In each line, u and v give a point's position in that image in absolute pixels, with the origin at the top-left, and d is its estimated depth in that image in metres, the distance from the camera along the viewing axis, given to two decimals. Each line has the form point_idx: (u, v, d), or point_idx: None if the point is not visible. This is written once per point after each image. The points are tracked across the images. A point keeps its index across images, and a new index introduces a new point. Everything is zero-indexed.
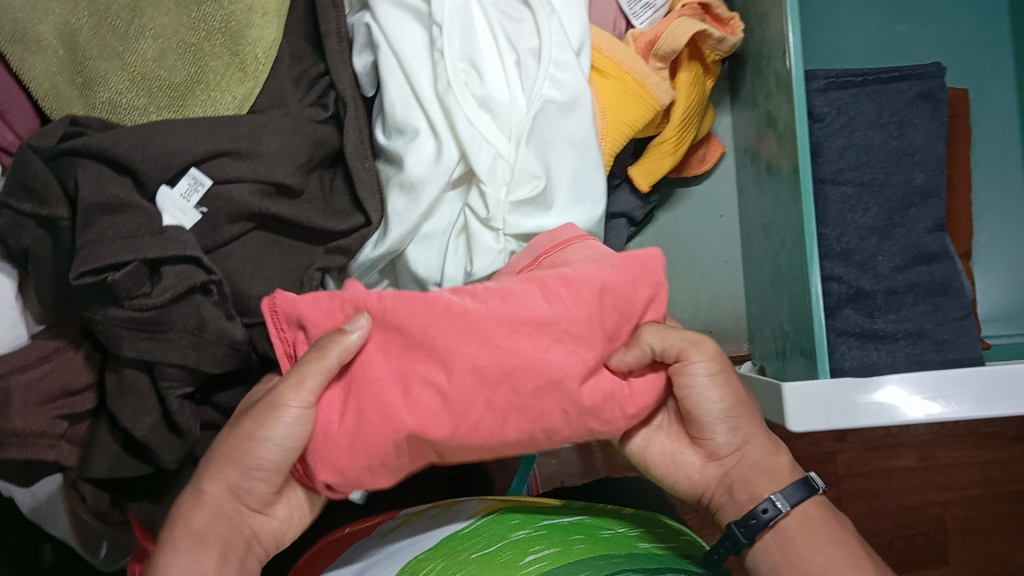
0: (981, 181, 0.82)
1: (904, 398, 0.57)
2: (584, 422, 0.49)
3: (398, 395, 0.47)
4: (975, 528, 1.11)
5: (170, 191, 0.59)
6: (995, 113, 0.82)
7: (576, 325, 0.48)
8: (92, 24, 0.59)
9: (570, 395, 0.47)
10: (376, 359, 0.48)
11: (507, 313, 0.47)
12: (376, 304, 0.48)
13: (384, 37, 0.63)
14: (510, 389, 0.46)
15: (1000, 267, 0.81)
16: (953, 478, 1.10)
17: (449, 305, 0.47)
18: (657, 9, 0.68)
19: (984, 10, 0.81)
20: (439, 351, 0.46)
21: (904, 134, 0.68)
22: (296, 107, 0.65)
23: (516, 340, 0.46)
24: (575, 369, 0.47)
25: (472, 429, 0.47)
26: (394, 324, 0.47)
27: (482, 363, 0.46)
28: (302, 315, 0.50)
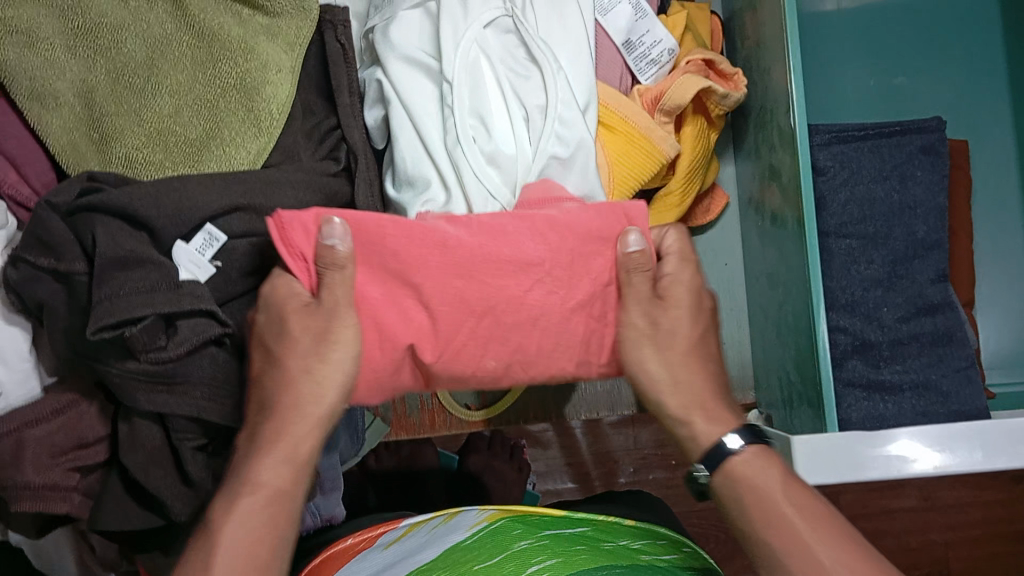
0: (983, 230, 0.83)
1: (916, 450, 0.58)
2: (558, 361, 0.54)
3: (391, 312, 0.52)
4: (978, 570, 1.10)
5: (185, 246, 0.59)
6: (996, 161, 0.83)
7: (558, 267, 0.52)
8: (109, 81, 0.61)
9: (551, 332, 0.53)
10: (372, 280, 0.52)
11: (496, 252, 0.52)
12: (376, 227, 0.51)
13: (396, 94, 0.65)
14: (493, 320, 0.52)
15: (1003, 315, 0.82)
16: (955, 518, 1.10)
17: (442, 239, 0.52)
18: (662, 65, 0.70)
19: (982, 64, 0.83)
20: (427, 282, 0.52)
21: (906, 188, 0.69)
22: (309, 161, 0.67)
23: (501, 278, 0.52)
24: (552, 309, 0.53)
25: (457, 350, 0.53)
26: (393, 252, 0.51)
27: (467, 296, 0.52)
28: (307, 230, 0.51)
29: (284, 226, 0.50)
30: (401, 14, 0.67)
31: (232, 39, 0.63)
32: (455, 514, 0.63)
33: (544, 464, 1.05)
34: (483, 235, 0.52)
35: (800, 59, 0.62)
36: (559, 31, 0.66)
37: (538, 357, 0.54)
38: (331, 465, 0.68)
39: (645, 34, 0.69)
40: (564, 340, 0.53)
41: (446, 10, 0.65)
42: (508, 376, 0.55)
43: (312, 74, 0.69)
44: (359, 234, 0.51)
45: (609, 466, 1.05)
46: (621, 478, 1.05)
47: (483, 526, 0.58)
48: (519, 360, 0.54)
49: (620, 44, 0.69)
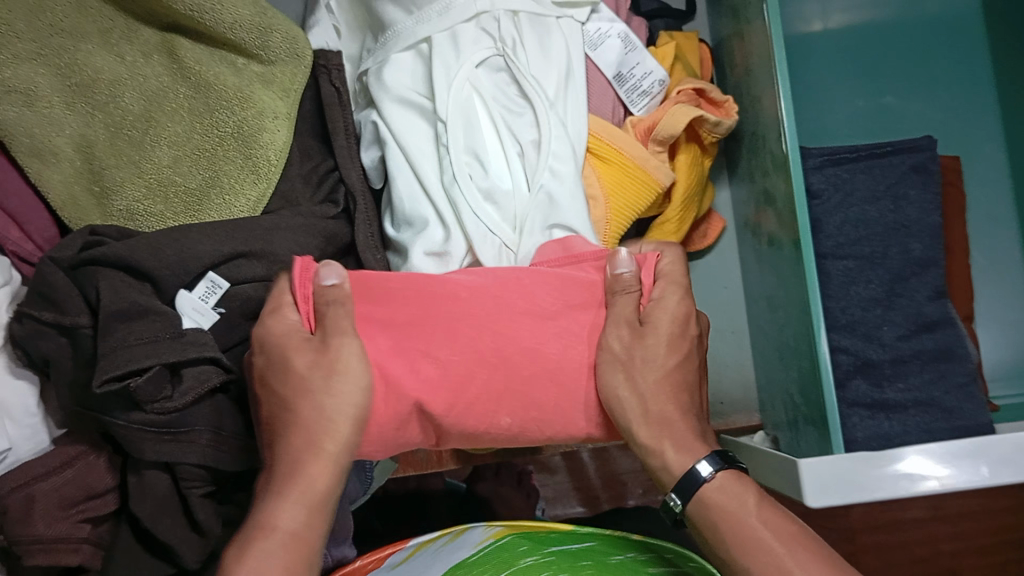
0: (979, 244, 0.83)
1: (926, 467, 0.58)
2: (572, 416, 0.54)
3: (398, 366, 0.52)
4: None
5: (189, 294, 0.60)
6: (988, 176, 0.84)
7: (571, 321, 0.54)
8: (108, 135, 0.62)
9: (566, 386, 0.53)
10: (381, 336, 0.53)
11: (510, 306, 0.54)
12: (384, 281, 0.54)
13: (392, 135, 0.66)
14: (507, 372, 0.52)
15: (1003, 327, 0.82)
16: (967, 528, 1.10)
17: (455, 293, 0.53)
18: (653, 96, 0.70)
19: (970, 81, 0.84)
20: (439, 332, 0.52)
21: (899, 208, 0.70)
22: (309, 205, 0.67)
23: (516, 329, 0.53)
24: (568, 363, 0.53)
25: (472, 404, 0.53)
26: (400, 303, 0.53)
27: (481, 346, 0.52)
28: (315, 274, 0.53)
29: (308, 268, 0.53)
30: (394, 56, 0.67)
31: (229, 89, 0.64)
32: (463, 532, 0.64)
33: (553, 490, 1.06)
34: (495, 289, 0.54)
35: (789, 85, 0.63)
36: (549, 67, 0.66)
37: (551, 412, 0.53)
38: (341, 508, 0.68)
39: (636, 66, 0.70)
40: (577, 395, 0.54)
41: (438, 52, 0.65)
42: (521, 436, 0.54)
43: (308, 119, 0.71)
44: (363, 290, 0.53)
45: (618, 488, 1.05)
46: (630, 500, 1.05)
47: (492, 542, 0.61)
48: (533, 413, 0.53)
49: (611, 76, 0.70)
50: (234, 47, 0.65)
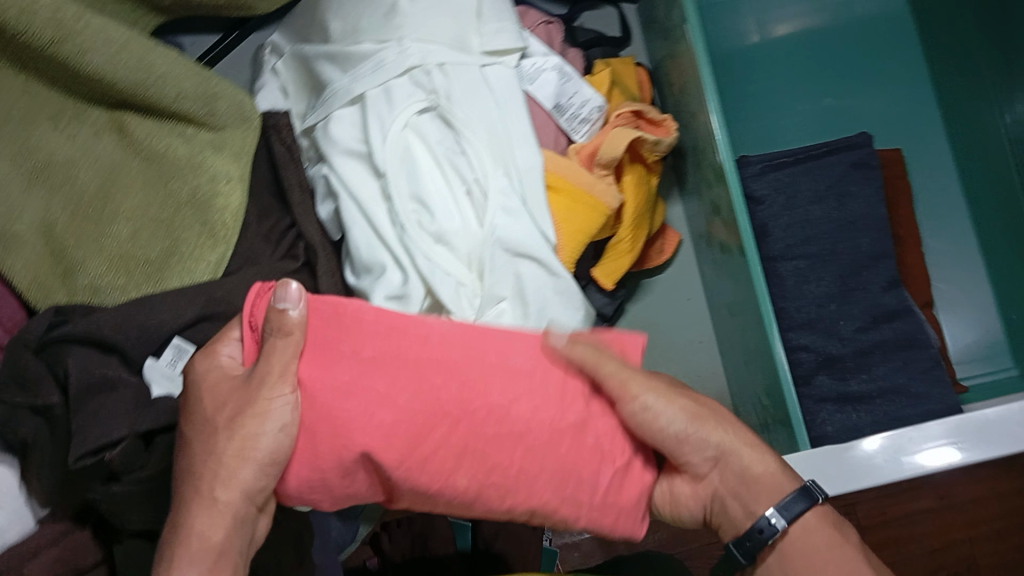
0: (932, 232, 0.85)
1: (901, 448, 0.59)
2: (539, 489, 0.51)
3: (346, 409, 0.49)
4: (1007, 564, 1.09)
5: (156, 363, 0.61)
6: (932, 168, 0.86)
7: (548, 382, 0.52)
8: (68, 214, 0.64)
9: (537, 449, 0.51)
10: (339, 369, 0.50)
11: (484, 358, 0.51)
12: (354, 316, 0.51)
13: (343, 186, 0.68)
14: (468, 427, 0.50)
15: (970, 310, 0.83)
16: (976, 514, 1.10)
17: (427, 339, 0.51)
18: (593, 123, 0.72)
19: (903, 77, 0.87)
20: (403, 373, 0.50)
21: (844, 205, 0.71)
22: (270, 262, 0.69)
23: (487, 385, 0.51)
24: (539, 425, 0.51)
25: (426, 455, 0.49)
26: (365, 345, 0.50)
27: (444, 397, 0.50)
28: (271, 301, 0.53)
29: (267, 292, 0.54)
30: (336, 111, 0.69)
31: (181, 158, 0.66)
32: None
33: None
34: (469, 338, 0.52)
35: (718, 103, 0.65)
36: (486, 107, 0.68)
37: (516, 479, 0.51)
38: (332, 558, 0.69)
39: (574, 95, 0.72)
40: (551, 466, 0.51)
41: (372, 106, 0.67)
42: (479, 502, 0.51)
43: (263, 180, 0.73)
44: (326, 322, 0.51)
45: None
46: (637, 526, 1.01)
47: None
48: (497, 478, 0.50)
49: (550, 107, 0.72)
50: (182, 118, 0.67)
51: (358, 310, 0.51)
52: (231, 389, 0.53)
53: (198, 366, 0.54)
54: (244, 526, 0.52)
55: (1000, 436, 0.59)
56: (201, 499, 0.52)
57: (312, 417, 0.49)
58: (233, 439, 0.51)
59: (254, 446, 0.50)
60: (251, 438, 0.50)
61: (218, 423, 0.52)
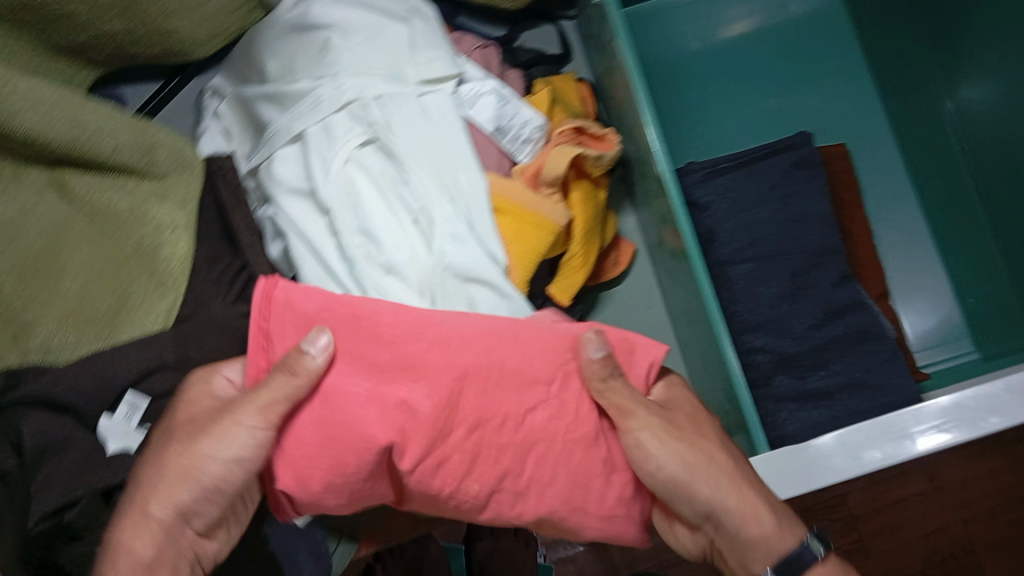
0: (883, 223, 0.85)
1: (885, 434, 0.59)
2: (548, 499, 0.53)
3: (367, 414, 0.51)
4: (1004, 542, 1.09)
5: (110, 419, 0.62)
6: (878, 160, 0.86)
7: (566, 392, 0.53)
8: (15, 278, 0.62)
9: (549, 458, 0.53)
10: (358, 374, 0.52)
11: (505, 363, 0.52)
12: (371, 323, 0.53)
13: (290, 225, 0.68)
14: (482, 434, 0.52)
15: (929, 297, 0.83)
16: (969, 493, 1.09)
17: (448, 340, 0.52)
18: (535, 142, 0.72)
19: (845, 72, 0.87)
20: (419, 378, 0.51)
21: (788, 205, 0.72)
22: (223, 306, 0.69)
23: (505, 393, 0.52)
24: (553, 433, 0.53)
25: (441, 459, 0.52)
26: (380, 354, 0.52)
27: (463, 402, 0.52)
28: (284, 317, 0.54)
29: (277, 301, 0.55)
30: (278, 151, 0.70)
31: (124, 213, 0.67)
32: None
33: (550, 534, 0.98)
34: (490, 340, 0.53)
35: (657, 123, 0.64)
36: (427, 136, 0.68)
37: (528, 487, 0.53)
38: None
39: (514, 117, 0.72)
40: (565, 474, 0.53)
41: (313, 142, 0.67)
42: (492, 506, 0.54)
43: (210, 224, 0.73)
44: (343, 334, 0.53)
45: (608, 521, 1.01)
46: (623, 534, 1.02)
47: None
48: (508, 485, 0.53)
49: (491, 130, 0.72)
50: (121, 171, 0.68)
51: (377, 315, 0.54)
52: (207, 404, 0.56)
53: (197, 379, 0.58)
54: (174, 541, 0.52)
55: (981, 414, 0.59)
56: (135, 513, 0.52)
57: (328, 426, 0.51)
58: (184, 455, 0.52)
59: (201, 470, 0.52)
60: (201, 461, 0.52)
61: (182, 433, 0.54)
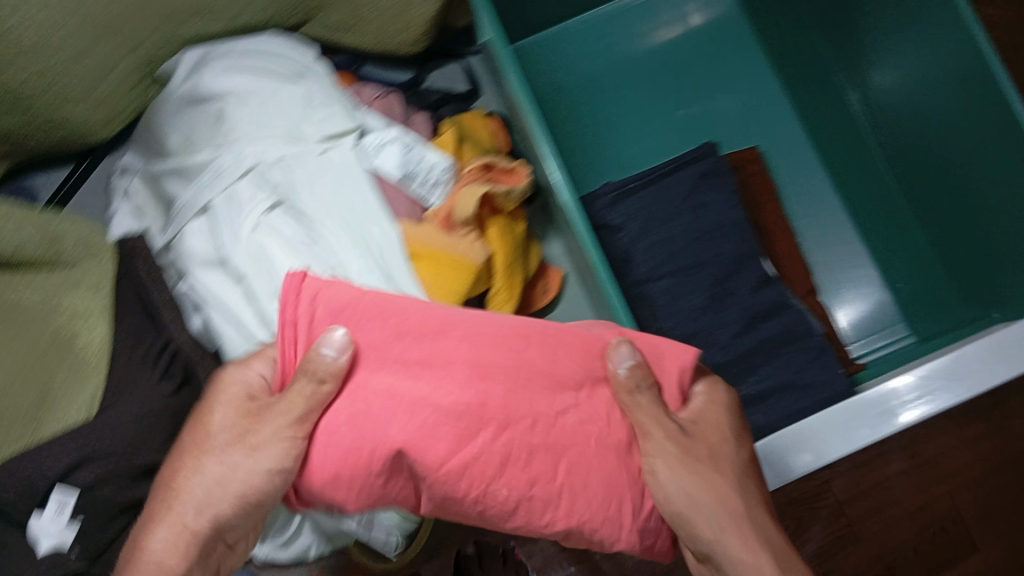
0: (803, 221, 0.85)
1: (875, 409, 0.60)
2: (582, 505, 0.49)
3: (393, 410, 0.47)
4: (991, 510, 1.07)
5: (40, 517, 0.61)
6: (793, 156, 0.86)
7: (596, 400, 0.51)
8: None
9: (581, 464, 0.49)
10: (387, 366, 0.49)
11: (534, 367, 0.50)
12: (399, 319, 0.50)
13: (207, 297, 0.69)
14: (512, 435, 0.48)
15: (865, 283, 0.83)
16: (950, 465, 1.08)
17: (476, 337, 0.50)
18: (444, 184, 0.72)
19: (750, 76, 0.87)
20: (444, 381, 0.48)
21: (700, 217, 0.72)
22: (148, 387, 0.67)
23: (535, 394, 0.49)
24: (584, 439, 0.49)
25: (468, 461, 0.47)
26: (410, 352, 0.49)
27: (492, 401, 0.48)
28: (324, 305, 0.51)
29: (311, 292, 0.51)
30: (188, 226, 0.69)
31: (36, 306, 0.68)
32: None
33: (541, 560, 0.94)
34: (517, 342, 0.50)
35: (558, 158, 0.65)
36: (331, 195, 0.68)
37: (561, 491, 0.48)
38: None
39: (420, 162, 0.71)
40: (595, 481, 0.49)
41: (220, 214, 0.67)
42: (519, 513, 0.49)
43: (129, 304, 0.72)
44: (366, 336, 0.50)
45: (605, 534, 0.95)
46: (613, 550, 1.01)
47: None
48: (540, 490, 0.48)
49: (399, 178, 0.71)
50: (30, 266, 0.69)
51: (406, 314, 0.51)
52: (243, 409, 0.51)
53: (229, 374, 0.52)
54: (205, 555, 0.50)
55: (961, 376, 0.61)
56: (173, 517, 0.49)
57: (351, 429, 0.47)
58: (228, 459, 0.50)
59: (235, 477, 0.49)
60: (243, 463, 0.49)
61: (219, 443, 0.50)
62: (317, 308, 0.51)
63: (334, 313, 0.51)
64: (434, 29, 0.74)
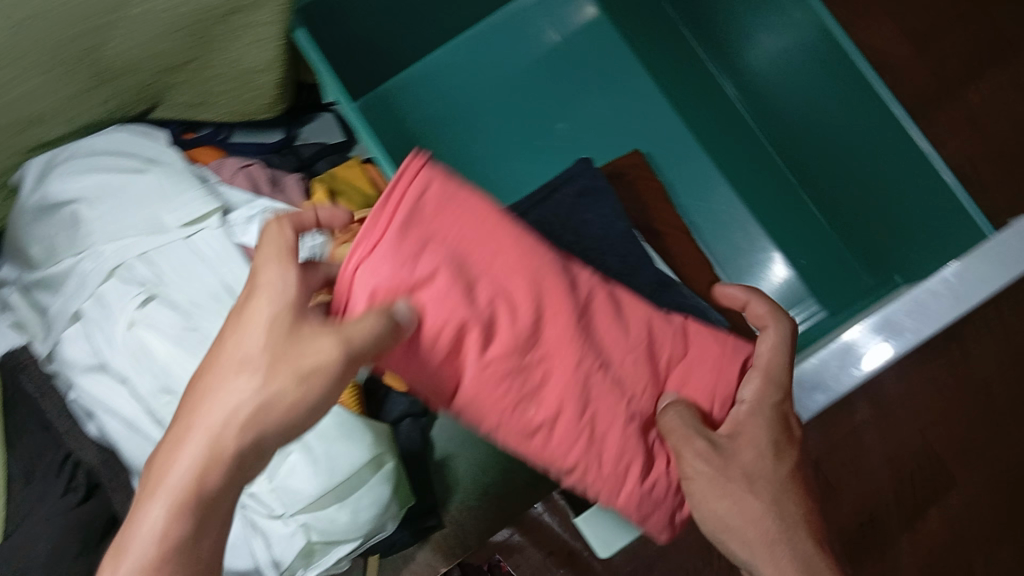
0: (692, 211, 0.83)
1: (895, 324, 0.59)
2: (615, 438, 0.50)
3: (462, 307, 0.45)
4: (964, 441, 1.02)
5: None
6: (674, 148, 0.84)
7: (659, 358, 0.52)
8: None
9: (611, 407, 0.50)
10: (478, 268, 0.46)
11: (615, 323, 0.50)
12: (489, 236, 0.47)
13: (99, 403, 0.68)
14: (554, 371, 0.48)
15: (770, 257, 0.81)
16: (918, 404, 1.02)
17: (567, 283, 0.48)
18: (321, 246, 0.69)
19: (619, 75, 0.86)
20: (516, 306, 0.46)
21: (582, 234, 0.71)
22: (53, 503, 0.63)
23: (608, 336, 0.50)
24: (626, 386, 0.50)
25: (512, 375, 0.47)
26: (483, 264, 0.46)
27: (566, 332, 0.48)
28: (417, 192, 0.45)
29: (405, 176, 0.45)
30: (64, 335, 0.68)
31: None
32: None
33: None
34: (595, 303, 0.50)
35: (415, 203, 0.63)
36: (199, 279, 0.67)
37: (604, 416, 0.50)
38: None
39: None
40: (622, 417, 0.50)
41: (93, 320, 0.67)
42: (541, 436, 0.49)
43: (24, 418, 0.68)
44: (451, 238, 0.46)
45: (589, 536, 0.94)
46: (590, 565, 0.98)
47: None
48: (564, 424, 0.49)
49: None
50: None
51: (517, 229, 0.48)
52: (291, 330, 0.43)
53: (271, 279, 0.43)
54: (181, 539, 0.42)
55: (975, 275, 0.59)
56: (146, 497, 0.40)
57: (426, 317, 0.45)
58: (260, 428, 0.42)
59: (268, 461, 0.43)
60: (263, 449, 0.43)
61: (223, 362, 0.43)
62: (416, 193, 0.45)
63: (442, 200, 0.46)
64: (289, 89, 0.73)
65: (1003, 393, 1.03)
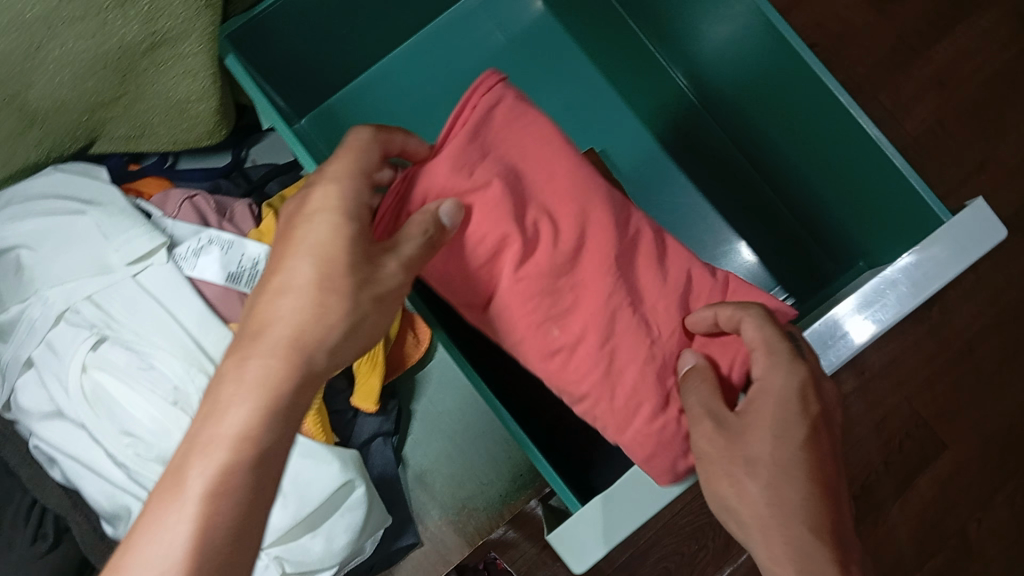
0: (650, 205, 0.84)
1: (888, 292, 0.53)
2: (633, 372, 0.50)
3: (510, 217, 0.49)
4: (942, 404, 1.10)
5: None
6: (627, 141, 0.85)
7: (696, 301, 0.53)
8: None
9: (632, 337, 0.50)
10: (535, 190, 0.51)
11: (658, 267, 0.52)
12: (547, 171, 0.52)
13: (55, 449, 0.66)
14: (586, 293, 0.50)
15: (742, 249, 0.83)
16: (898, 374, 1.11)
17: (621, 223, 0.52)
18: None
19: (570, 74, 0.86)
20: (556, 224, 0.50)
21: None
22: (22, 552, 0.63)
23: (648, 279, 0.52)
24: (657, 323, 0.51)
25: (545, 287, 0.49)
26: (534, 187, 0.51)
27: (603, 258, 0.50)
28: (487, 125, 0.52)
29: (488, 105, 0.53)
30: (19, 382, 0.66)
31: None
32: None
33: None
34: (642, 244, 0.52)
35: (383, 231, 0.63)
36: (152, 313, 0.66)
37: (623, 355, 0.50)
38: None
39: (242, 259, 0.69)
40: (644, 353, 0.50)
41: (46, 365, 0.65)
42: (562, 356, 0.50)
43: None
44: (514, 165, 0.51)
45: None
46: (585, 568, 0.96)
47: None
48: (587, 348, 0.50)
49: (225, 281, 0.68)
50: None
51: (582, 172, 0.52)
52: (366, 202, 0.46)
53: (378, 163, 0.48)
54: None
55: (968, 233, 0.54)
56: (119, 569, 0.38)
57: (474, 220, 0.49)
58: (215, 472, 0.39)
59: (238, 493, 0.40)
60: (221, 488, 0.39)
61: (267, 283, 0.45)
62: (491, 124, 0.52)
63: (509, 125, 0.53)
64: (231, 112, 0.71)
65: (976, 356, 1.11)
